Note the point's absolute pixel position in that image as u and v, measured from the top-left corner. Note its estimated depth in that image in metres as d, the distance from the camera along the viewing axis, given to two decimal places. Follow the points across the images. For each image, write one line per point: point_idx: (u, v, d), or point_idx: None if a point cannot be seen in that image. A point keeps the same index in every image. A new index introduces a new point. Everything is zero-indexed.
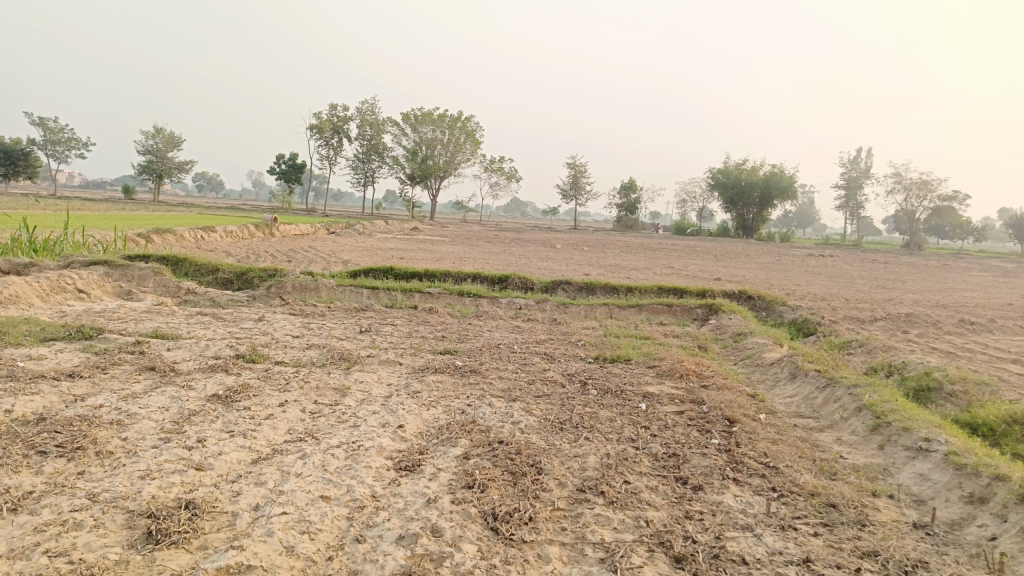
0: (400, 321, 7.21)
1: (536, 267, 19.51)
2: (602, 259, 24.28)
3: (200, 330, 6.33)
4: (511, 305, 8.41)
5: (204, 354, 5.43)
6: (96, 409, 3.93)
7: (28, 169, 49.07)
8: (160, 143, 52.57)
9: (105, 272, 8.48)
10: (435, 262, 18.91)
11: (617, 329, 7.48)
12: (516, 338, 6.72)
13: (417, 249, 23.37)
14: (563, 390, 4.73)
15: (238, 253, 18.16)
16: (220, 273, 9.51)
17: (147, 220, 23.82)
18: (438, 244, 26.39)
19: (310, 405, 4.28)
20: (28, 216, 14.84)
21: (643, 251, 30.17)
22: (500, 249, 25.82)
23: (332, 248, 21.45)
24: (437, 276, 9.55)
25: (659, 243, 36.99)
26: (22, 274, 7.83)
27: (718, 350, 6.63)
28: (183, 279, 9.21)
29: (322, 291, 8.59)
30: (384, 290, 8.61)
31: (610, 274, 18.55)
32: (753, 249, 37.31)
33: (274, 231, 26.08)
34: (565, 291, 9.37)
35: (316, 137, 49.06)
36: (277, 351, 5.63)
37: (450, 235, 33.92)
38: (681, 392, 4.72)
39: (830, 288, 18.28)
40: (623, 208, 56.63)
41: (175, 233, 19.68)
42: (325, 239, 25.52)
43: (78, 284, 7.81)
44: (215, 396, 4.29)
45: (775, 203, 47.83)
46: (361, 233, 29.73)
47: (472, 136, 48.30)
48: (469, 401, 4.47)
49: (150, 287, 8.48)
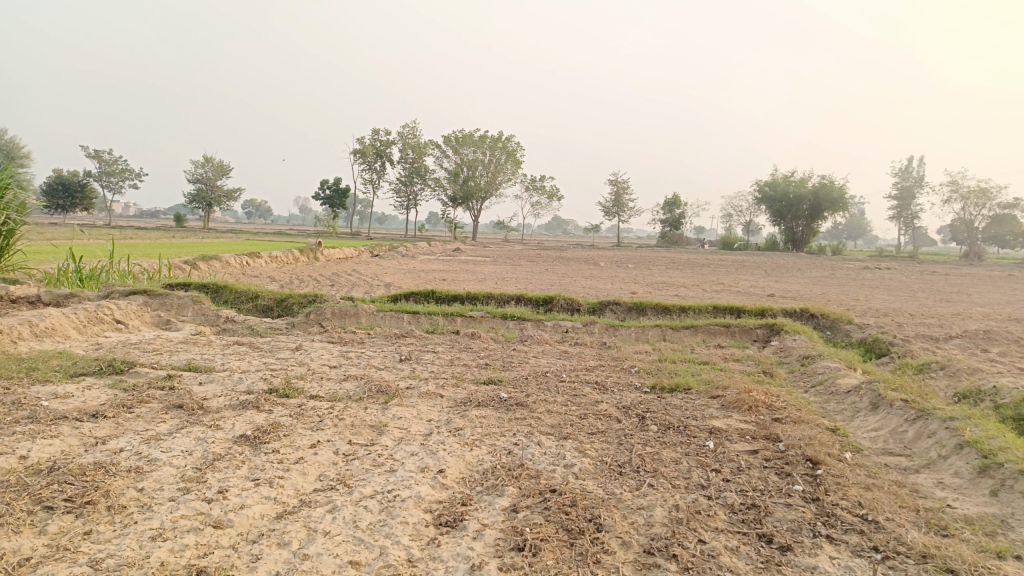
0: (442, 347, 6.86)
1: (581, 285, 19.06)
2: (649, 277, 23.69)
3: (235, 362, 6.08)
4: (558, 328, 8.01)
5: (236, 388, 5.16)
6: (115, 454, 3.65)
7: (85, 201, 50.73)
8: (209, 172, 53.90)
9: (144, 301, 8.37)
10: (477, 283, 18.65)
11: (672, 353, 7.01)
12: (564, 365, 6.31)
13: (460, 270, 23.18)
14: (620, 426, 4.30)
15: (282, 278, 18.18)
16: (259, 300, 9.33)
17: (194, 248, 24.16)
18: (481, 265, 26.15)
19: (344, 446, 3.94)
20: (77, 247, 15.03)
21: (691, 268, 29.44)
22: (543, 268, 25.47)
23: (375, 271, 21.36)
24: (479, 298, 9.21)
25: (706, 259, 36.19)
26: (61, 306, 7.75)
27: (785, 376, 6.11)
28: (222, 306, 9.06)
29: (362, 317, 8.31)
30: (425, 314, 8.29)
31: (658, 292, 17.99)
32: (805, 263, 36.18)
33: (318, 255, 26.23)
34: (613, 311, 8.92)
35: (359, 162, 49.65)
36: (313, 384, 5.32)
37: (494, 255, 33.71)
38: (752, 428, 4.24)
39: (892, 302, 17.38)
40: (667, 224, 55.82)
41: (221, 260, 19.81)
42: (368, 261, 25.54)
43: (116, 315, 7.69)
44: (242, 437, 3.98)
45: (825, 214, 46.49)
46: (405, 256, 29.70)
47: (513, 155, 48.22)
48: (516, 439, 4.07)
49: (189, 316, 8.34)
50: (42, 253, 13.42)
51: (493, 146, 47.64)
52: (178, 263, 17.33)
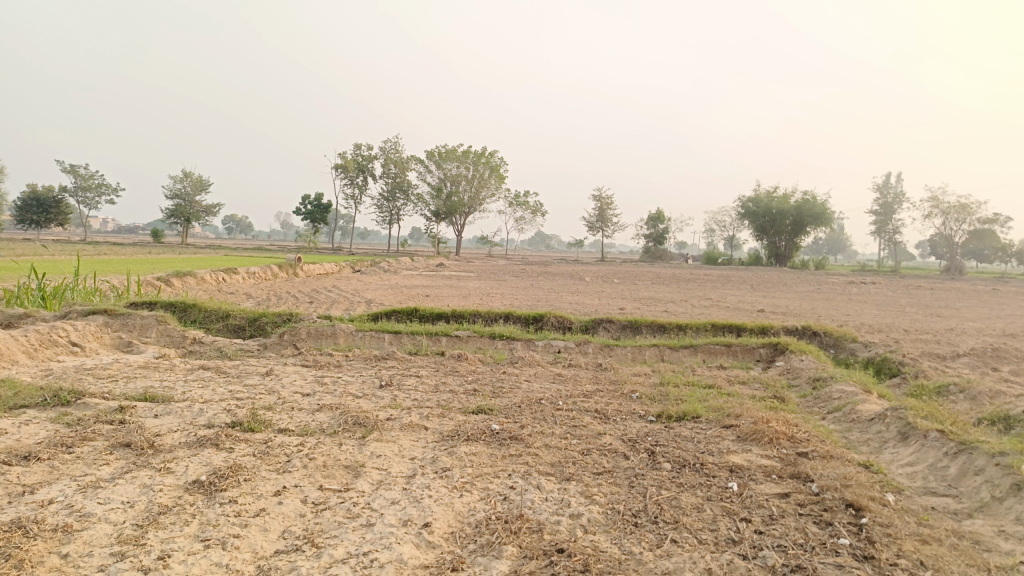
0: (427, 371, 6.34)
1: (567, 301, 18.58)
2: (636, 292, 23.27)
3: (199, 389, 5.53)
4: (550, 348, 7.53)
5: (196, 421, 4.61)
6: (42, 508, 3.09)
7: (59, 216, 49.64)
8: (188, 187, 53.05)
9: (104, 322, 7.78)
10: (462, 299, 18.14)
11: (674, 375, 6.55)
12: (559, 390, 5.82)
13: (444, 286, 22.65)
14: (628, 465, 3.81)
15: (260, 295, 17.55)
16: (231, 320, 8.76)
17: (170, 264, 23.48)
18: (465, 281, 25.63)
19: (314, 493, 3.41)
20: (40, 264, 14.32)
21: (677, 283, 29.09)
22: (529, 284, 25.01)
23: (357, 287, 20.78)
24: (465, 317, 8.70)
25: (691, 274, 35.93)
26: (12, 328, 7.14)
27: (797, 402, 5.65)
28: (191, 327, 8.47)
29: (340, 337, 7.77)
30: (407, 334, 7.78)
31: (646, 308, 17.56)
32: (791, 278, 35.99)
33: (298, 271, 25.61)
34: (607, 329, 8.45)
35: (341, 177, 49.11)
36: (282, 415, 4.78)
37: (478, 271, 33.20)
38: (777, 467, 3.77)
39: (884, 318, 17.10)
40: (651, 239, 55.70)
41: (195, 276, 19.11)
42: (350, 278, 24.96)
43: (72, 337, 7.09)
44: (196, 483, 3.44)
45: (808, 229, 46.51)
46: (388, 271, 29.12)
47: (496, 171, 47.87)
48: (512, 482, 3.57)
49: (153, 338, 7.76)
50: (1, 271, 12.72)
51: (476, 162, 47.26)
52: (150, 280, 16.64)
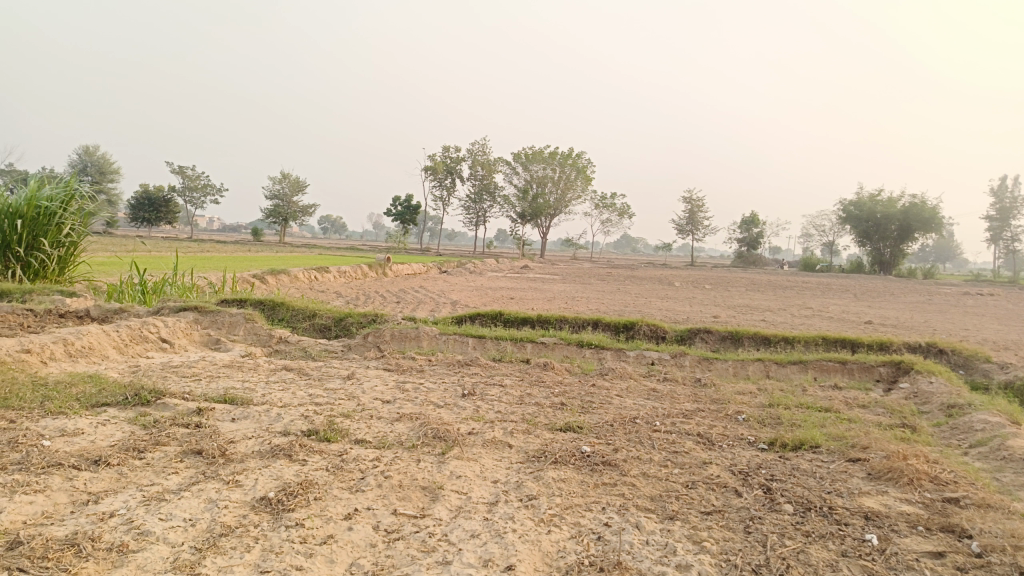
0: (512, 380, 5.98)
1: (657, 307, 17.88)
2: (729, 299, 22.24)
3: (278, 392, 5.35)
4: (642, 360, 7.03)
5: (272, 427, 4.40)
6: (102, 521, 2.89)
7: (169, 215, 52.47)
8: (285, 188, 55.03)
9: (194, 318, 7.82)
10: (548, 301, 17.79)
11: (782, 396, 5.93)
12: (656, 407, 5.33)
13: (530, 288, 22.37)
14: (742, 505, 3.31)
15: (349, 294, 17.73)
16: (316, 319, 8.69)
17: (265, 261, 24.18)
18: (550, 283, 25.24)
19: (387, 518, 3.09)
20: (143, 260, 14.86)
21: (774, 290, 27.72)
22: (616, 288, 24.39)
23: (443, 288, 20.77)
24: (552, 322, 8.29)
25: (788, 281, 34.29)
26: (107, 323, 7.25)
27: (931, 432, 4.96)
28: (277, 325, 8.43)
29: (423, 341, 7.51)
30: (491, 339, 7.45)
31: (742, 317, 16.65)
32: (897, 288, 33.78)
33: (387, 271, 25.90)
34: (704, 340, 7.86)
35: (430, 178, 49.74)
36: (360, 425, 4.52)
37: (564, 273, 32.74)
38: (923, 516, 3.19)
39: (1009, 333, 15.59)
40: (743, 243, 53.77)
41: (288, 274, 19.53)
42: (437, 278, 25.04)
43: (162, 334, 7.13)
44: (263, 500, 3.18)
45: (916, 235, 43.64)
46: (473, 272, 29.09)
47: (584, 172, 47.28)
48: (608, 518, 3.14)
49: (239, 335, 7.73)
50: (106, 266, 13.22)
51: (564, 163, 46.84)
52: (245, 278, 17.07)
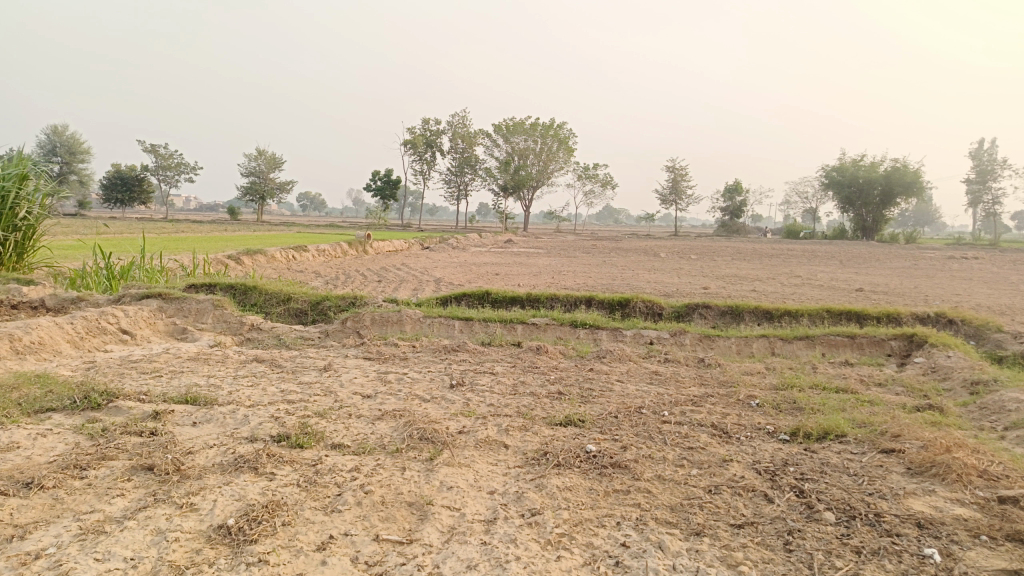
0: (503, 368, 5.52)
1: (645, 280, 17.48)
2: (717, 270, 21.90)
3: (247, 388, 4.85)
4: (640, 340, 6.61)
5: (238, 432, 3.91)
6: (23, 566, 2.41)
7: (143, 195, 51.20)
8: (262, 165, 53.90)
9: (158, 306, 7.27)
10: (534, 276, 17.35)
11: (794, 376, 5.52)
12: (661, 394, 4.90)
13: (515, 262, 21.91)
14: (776, 514, 2.89)
15: (328, 273, 17.17)
16: (291, 304, 8.17)
17: (242, 241, 23.48)
18: (535, 257, 24.78)
19: (367, 547, 2.63)
20: (109, 243, 14.20)
21: (760, 258, 27.44)
22: (602, 260, 23.99)
23: (426, 265, 20.24)
24: (542, 300, 7.84)
25: (773, 249, 34.14)
26: (62, 314, 6.69)
27: (961, 413, 4.57)
28: (250, 311, 7.91)
29: (406, 325, 7.02)
30: (479, 321, 6.98)
31: (733, 288, 16.29)
32: (881, 253, 33.72)
33: (368, 248, 25.31)
34: (703, 316, 7.46)
35: (409, 153, 48.88)
36: (337, 426, 4.04)
37: (548, 246, 32.29)
38: (986, 524, 2.78)
39: (1002, 297, 15.38)
40: (727, 212, 53.56)
41: (265, 254, 18.89)
42: (419, 254, 24.49)
43: (122, 324, 6.59)
44: (221, 529, 2.70)
45: (899, 199, 43.56)
46: (456, 248, 28.54)
47: (565, 143, 46.58)
48: (625, 538, 2.70)
49: (208, 324, 7.20)
50: (69, 251, 12.54)
51: (545, 134, 46.14)
52: (219, 259, 16.44)
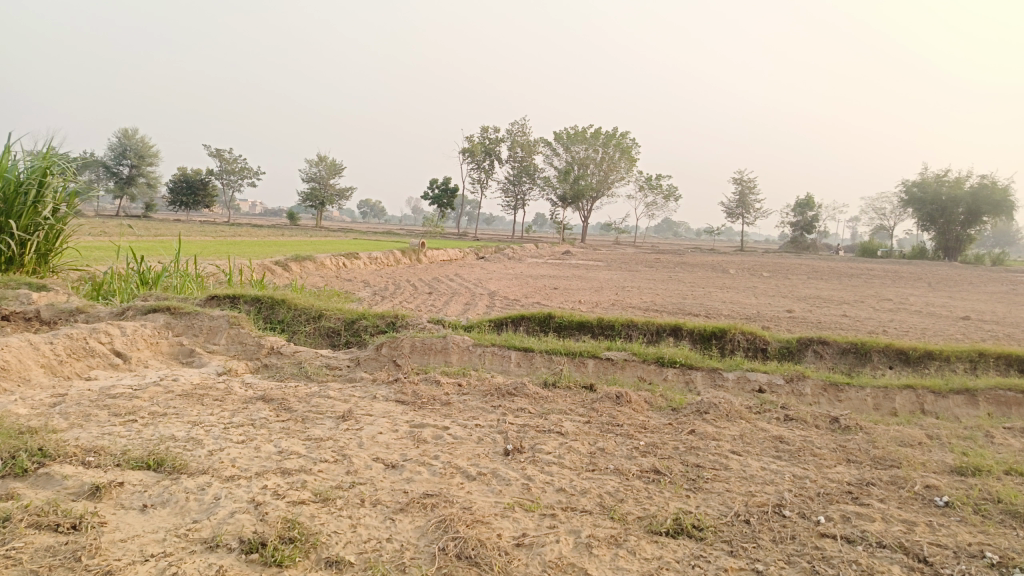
0: (575, 424, 4.19)
1: (718, 300, 15.82)
2: (794, 290, 20.00)
3: (236, 445, 3.64)
4: (746, 388, 5.25)
5: (196, 530, 2.68)
6: None
7: (205, 199, 51.75)
8: (322, 171, 53.97)
9: (165, 322, 6.18)
10: (596, 292, 16.01)
11: (973, 454, 4.03)
12: (800, 480, 3.49)
13: (574, 276, 20.55)
14: None
15: (379, 282, 16.19)
16: (322, 323, 7.01)
17: (295, 247, 22.82)
18: (595, 271, 23.32)
19: None
20: (146, 248, 13.47)
21: (839, 278, 25.28)
22: (668, 276, 22.48)
23: (481, 276, 19.09)
24: (615, 327, 6.50)
25: (850, 268, 31.79)
26: (50, 329, 5.64)
27: None
28: (273, 331, 6.78)
29: (452, 356, 5.75)
30: (540, 353, 5.68)
31: (821, 312, 14.49)
32: (971, 276, 30.92)
33: (421, 257, 24.35)
34: (818, 355, 6.03)
35: (467, 161, 48.18)
36: (340, 524, 2.77)
37: (608, 260, 30.73)
38: None
39: None
40: (796, 227, 51.09)
41: (314, 261, 18.03)
42: (474, 265, 23.38)
43: (115, 345, 5.49)
44: None
45: (985, 219, 40.50)
46: (512, 259, 27.30)
47: (627, 153, 45.02)
48: None
49: (220, 345, 6.08)
50: (103, 255, 11.79)
51: (606, 143, 44.81)
52: (264, 266, 15.59)
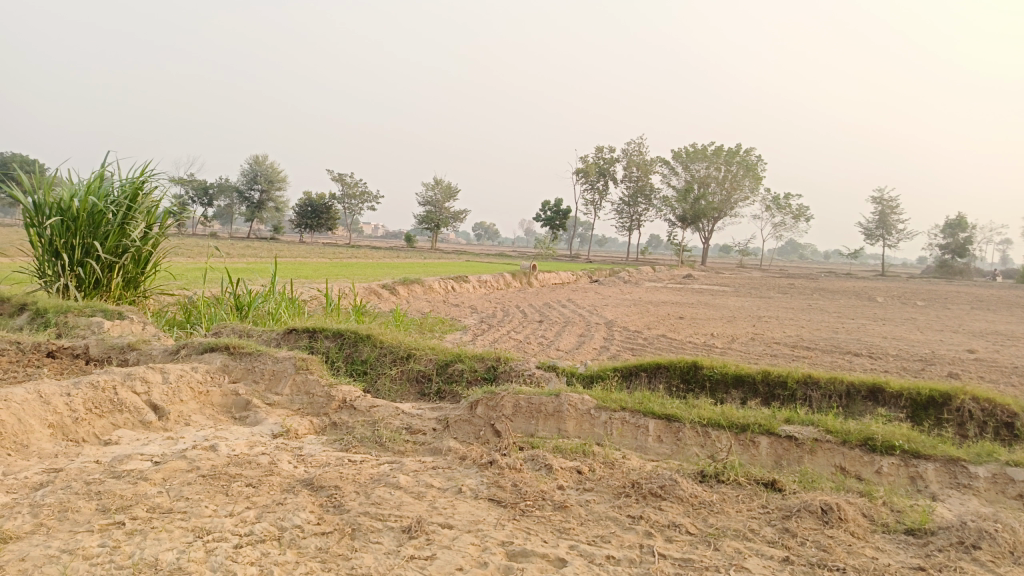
0: (767, 565, 2.63)
1: (876, 336, 13.50)
2: (963, 323, 17.14)
3: None
4: (1008, 494, 3.55)
5: None
6: None
7: (327, 222, 53.25)
8: (438, 194, 54.35)
9: (221, 365, 5.10)
10: (728, 323, 14.16)
11: None
12: None
13: (700, 303, 18.66)
14: None
15: (487, 308, 15.05)
16: (410, 366, 5.76)
17: (406, 270, 22.24)
18: (723, 297, 21.25)
19: None
20: (246, 271, 12.93)
21: (1012, 310, 21.83)
22: (807, 304, 20.12)
23: (596, 302, 17.62)
24: (786, 387, 4.90)
25: (1019, 296, 27.68)
26: (85, 375, 4.66)
27: None
28: (349, 378, 5.59)
29: (568, 423, 4.29)
30: (691, 425, 4.13)
31: (1012, 353, 11.92)
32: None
33: (533, 280, 23.17)
34: None
35: (582, 182, 47.03)
36: None
37: (735, 284, 28.38)
38: None
39: None
40: (947, 250, 46.25)
41: (422, 284, 17.15)
42: (588, 289, 21.91)
43: (152, 396, 4.42)
44: None
45: None
46: (630, 283, 25.62)
47: (753, 171, 42.29)
48: None
49: (283, 396, 4.91)
50: (201, 279, 11.21)
51: (729, 160, 42.41)
52: (368, 290, 14.81)
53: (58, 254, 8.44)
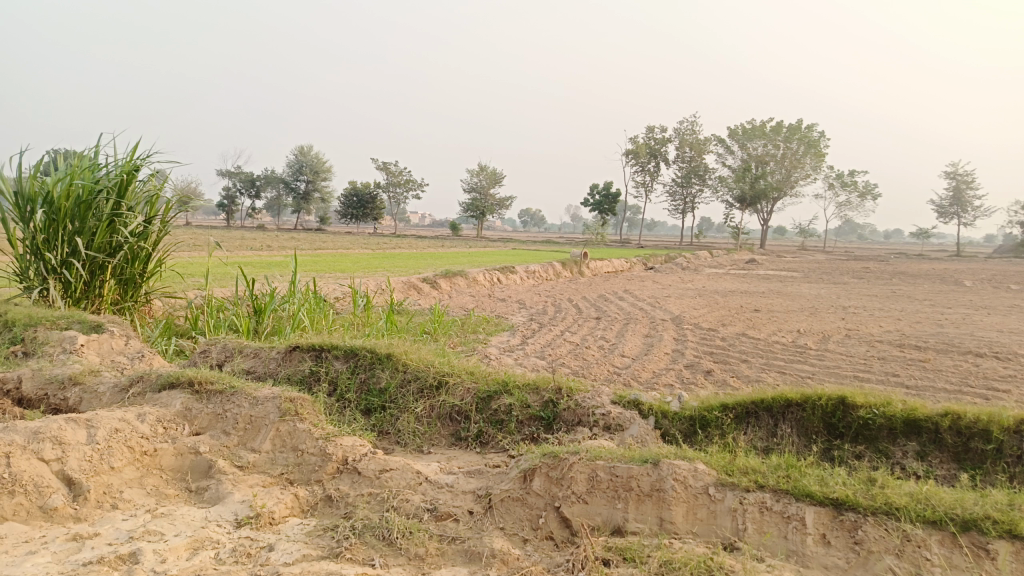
0: None
1: (991, 329, 11.56)
2: None
3: None
4: None
5: None
6: None
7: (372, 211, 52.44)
8: (483, 181, 53.03)
9: (183, 410, 3.76)
10: (811, 316, 12.42)
11: None
12: None
13: (771, 291, 16.87)
14: None
15: (537, 303, 13.58)
16: (440, 402, 4.31)
17: (450, 261, 20.94)
18: (795, 284, 19.34)
19: None
20: (271, 267, 11.73)
21: None
22: (890, 291, 18.12)
23: (656, 293, 15.99)
24: (988, 439, 3.34)
25: None
26: None
27: None
28: (358, 421, 4.18)
29: (674, 511, 2.79)
30: (874, 521, 2.61)
31: None
32: None
33: (585, 270, 21.62)
34: None
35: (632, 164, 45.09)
36: None
37: (802, 269, 26.31)
38: None
39: None
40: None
41: (466, 276, 15.79)
42: (644, 278, 20.24)
43: (63, 467, 3.07)
44: None
45: None
46: (688, 270, 23.82)
47: (815, 147, 39.77)
48: None
49: (261, 455, 3.51)
50: (218, 278, 9.99)
51: (789, 137, 40.00)
52: (407, 285, 13.49)
53: (41, 254, 7.28)
